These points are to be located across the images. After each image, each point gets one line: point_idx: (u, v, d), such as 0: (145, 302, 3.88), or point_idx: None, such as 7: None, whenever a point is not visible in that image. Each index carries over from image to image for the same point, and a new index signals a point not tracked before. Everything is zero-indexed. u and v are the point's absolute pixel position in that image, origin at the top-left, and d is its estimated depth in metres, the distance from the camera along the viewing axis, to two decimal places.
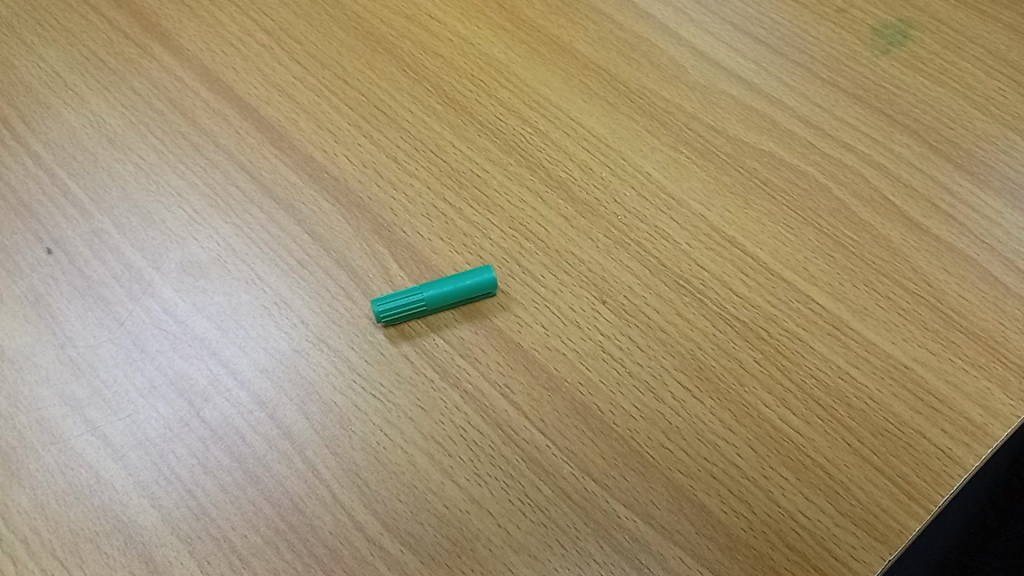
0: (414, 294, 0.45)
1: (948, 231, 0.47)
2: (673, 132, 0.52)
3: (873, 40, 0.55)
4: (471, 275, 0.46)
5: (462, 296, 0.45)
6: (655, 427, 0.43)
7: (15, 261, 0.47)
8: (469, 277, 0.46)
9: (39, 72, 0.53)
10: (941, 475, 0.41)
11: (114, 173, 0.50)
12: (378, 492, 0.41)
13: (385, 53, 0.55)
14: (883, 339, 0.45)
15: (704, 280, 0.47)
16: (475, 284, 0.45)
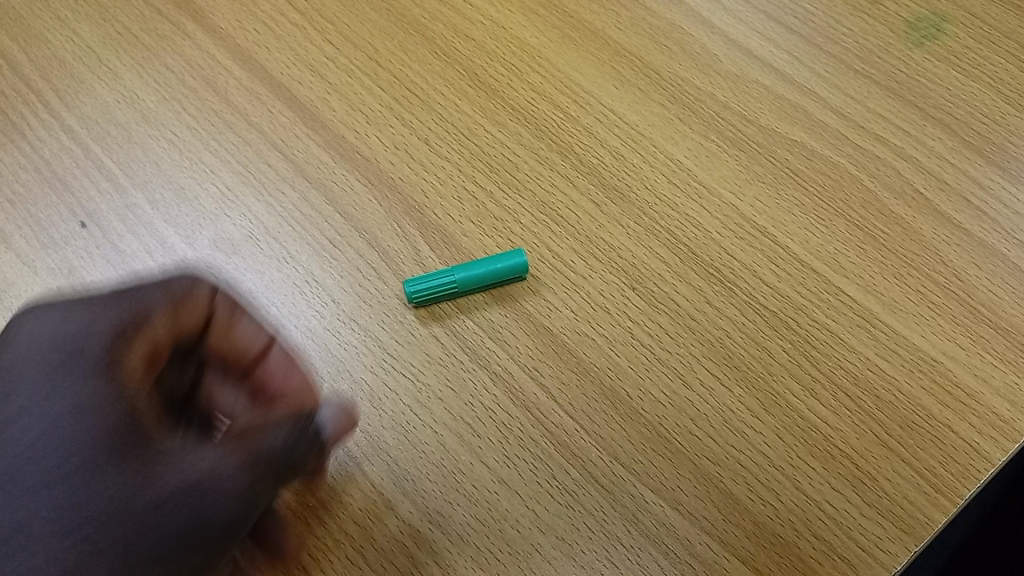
0: (446, 275, 0.45)
1: (978, 226, 0.47)
2: (705, 121, 0.51)
3: (907, 33, 0.54)
4: (502, 258, 0.46)
5: (493, 278, 0.46)
6: (683, 414, 0.43)
7: (49, 233, 0.48)
8: (499, 260, 0.46)
9: (74, 48, 0.54)
10: (968, 468, 0.41)
11: (147, 148, 0.51)
12: (409, 471, 0.42)
13: (417, 36, 0.55)
14: (913, 332, 0.45)
15: (735, 269, 0.47)
16: (506, 267, 0.46)
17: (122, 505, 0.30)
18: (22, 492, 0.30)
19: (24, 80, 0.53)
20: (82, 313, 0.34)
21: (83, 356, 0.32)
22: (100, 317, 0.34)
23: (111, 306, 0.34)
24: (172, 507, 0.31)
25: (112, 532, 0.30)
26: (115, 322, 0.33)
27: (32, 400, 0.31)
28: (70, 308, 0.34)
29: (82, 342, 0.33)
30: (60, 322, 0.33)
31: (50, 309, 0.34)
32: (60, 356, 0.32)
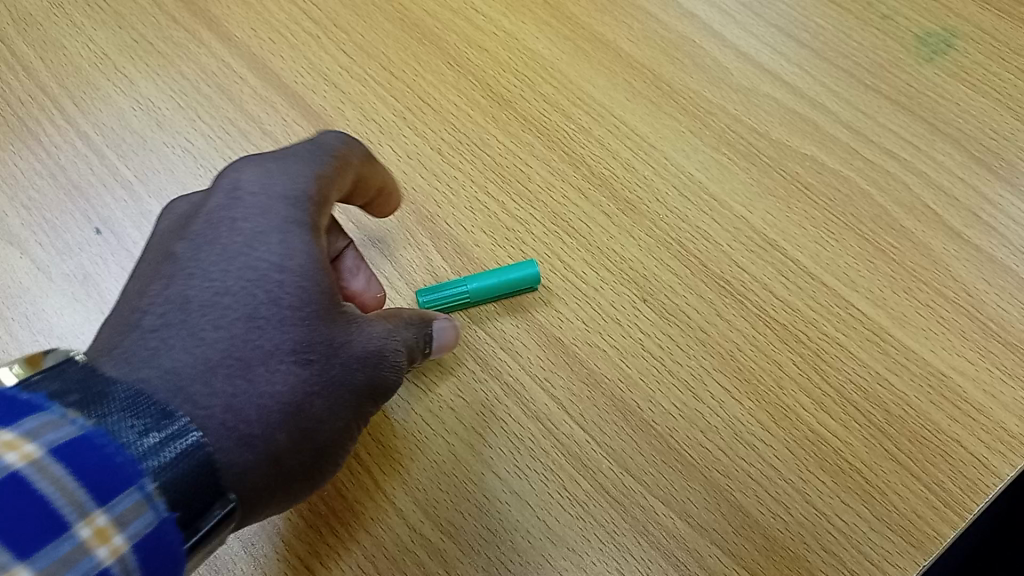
0: (458, 285, 0.46)
1: (988, 242, 0.47)
2: (716, 134, 0.51)
3: (916, 48, 0.54)
4: (514, 269, 0.46)
5: (505, 289, 0.46)
6: (694, 427, 0.43)
7: (65, 240, 0.49)
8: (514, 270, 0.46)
9: (90, 54, 0.54)
10: (976, 483, 0.41)
11: (162, 156, 0.51)
12: (420, 481, 0.42)
13: (430, 46, 0.55)
14: (922, 347, 0.45)
15: (745, 282, 0.47)
16: (517, 278, 0.46)
17: (330, 347, 0.36)
18: (259, 323, 0.35)
19: (40, 86, 0.53)
20: (288, 169, 0.39)
21: (294, 214, 0.38)
22: (300, 180, 0.39)
23: (310, 178, 0.39)
24: (358, 358, 0.37)
25: (326, 371, 0.36)
26: (309, 191, 0.39)
27: (251, 253, 0.36)
28: (276, 164, 0.39)
29: (294, 202, 0.38)
30: (267, 183, 0.38)
31: (253, 164, 0.39)
32: (276, 210, 0.37)
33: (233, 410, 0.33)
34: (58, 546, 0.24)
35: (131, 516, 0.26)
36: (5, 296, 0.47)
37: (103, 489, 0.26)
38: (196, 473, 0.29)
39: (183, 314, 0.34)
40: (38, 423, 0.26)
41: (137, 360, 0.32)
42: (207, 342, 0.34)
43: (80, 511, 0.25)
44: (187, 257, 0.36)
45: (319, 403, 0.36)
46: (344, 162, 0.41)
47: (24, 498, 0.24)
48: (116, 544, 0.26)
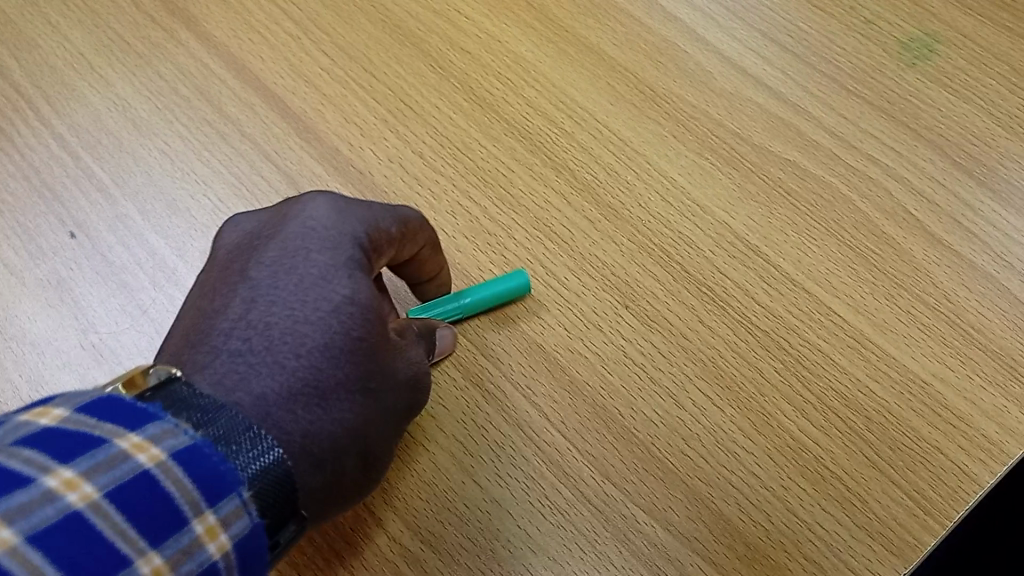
0: (451, 300, 0.45)
1: (968, 248, 0.48)
2: (699, 138, 0.51)
3: (899, 53, 0.54)
4: (504, 280, 0.46)
5: (497, 300, 0.46)
6: (676, 434, 0.43)
7: (38, 243, 0.48)
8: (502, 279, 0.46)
9: (65, 54, 0.54)
10: (956, 490, 0.41)
11: (138, 158, 0.51)
12: (400, 490, 0.42)
13: (412, 48, 0.54)
14: (903, 354, 0.45)
15: (727, 288, 0.47)
16: (508, 288, 0.46)
17: (388, 375, 0.35)
18: (331, 354, 0.33)
19: (14, 86, 0.52)
20: (353, 211, 0.37)
21: (358, 255, 0.36)
22: (364, 221, 0.37)
23: (372, 220, 0.37)
24: (407, 384, 0.37)
25: (382, 400, 0.35)
26: (370, 236, 0.37)
27: (325, 286, 0.34)
28: (339, 203, 0.37)
29: (357, 242, 0.36)
30: (333, 220, 0.36)
31: (321, 201, 0.37)
32: (343, 250, 0.35)
33: (310, 437, 0.31)
34: (180, 542, 0.25)
35: (238, 521, 0.27)
36: None
37: (221, 492, 0.26)
38: (290, 487, 0.29)
39: (257, 344, 0.32)
40: (158, 427, 0.26)
41: (219, 387, 0.30)
42: (280, 377, 0.31)
43: (198, 509, 0.25)
44: (258, 286, 0.34)
45: (375, 429, 0.35)
46: (400, 213, 0.39)
47: (149, 494, 0.25)
48: (225, 546, 0.26)
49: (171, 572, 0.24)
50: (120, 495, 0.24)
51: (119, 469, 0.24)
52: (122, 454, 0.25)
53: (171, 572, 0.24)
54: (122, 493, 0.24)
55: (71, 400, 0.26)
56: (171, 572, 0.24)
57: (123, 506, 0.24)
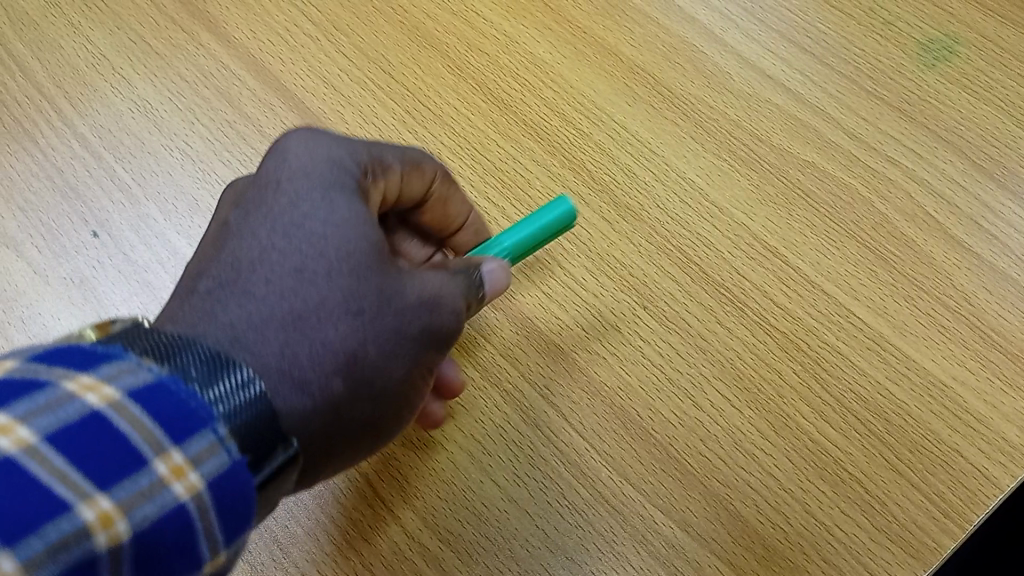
0: (495, 244, 0.44)
1: (989, 251, 0.47)
2: (717, 139, 0.51)
3: (918, 54, 0.53)
4: (545, 212, 0.45)
5: (541, 234, 0.44)
6: (694, 435, 0.43)
7: (61, 242, 0.49)
8: (544, 209, 0.45)
9: (87, 55, 0.54)
10: (977, 494, 0.41)
11: (160, 158, 0.51)
12: (419, 489, 0.42)
13: (430, 49, 0.55)
14: (923, 357, 0.45)
15: (745, 290, 0.47)
16: (550, 221, 0.44)
17: (382, 297, 0.35)
18: (309, 277, 0.34)
19: (37, 87, 0.53)
20: (342, 141, 0.38)
21: (347, 180, 0.37)
22: (353, 152, 0.38)
23: (364, 150, 0.39)
24: (415, 309, 0.36)
25: (379, 321, 0.34)
26: (361, 163, 0.38)
27: (308, 213, 0.35)
28: (330, 134, 0.39)
29: (346, 168, 0.37)
30: (321, 146, 0.37)
31: (311, 132, 0.38)
32: (329, 176, 0.36)
33: (285, 358, 0.32)
34: (137, 480, 0.26)
35: (208, 455, 0.28)
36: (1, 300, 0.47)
37: (181, 427, 0.27)
38: (267, 414, 0.30)
39: (239, 271, 0.33)
40: (117, 363, 0.28)
41: (200, 315, 0.32)
42: (258, 299, 0.33)
43: (157, 447, 0.27)
44: (246, 220, 0.35)
45: (372, 351, 0.34)
46: (401, 150, 0.41)
47: (100, 433, 0.26)
48: (192, 480, 0.27)
49: (127, 507, 0.26)
50: (68, 435, 0.26)
51: (68, 409, 0.26)
52: (73, 394, 0.26)
53: (126, 508, 0.26)
54: (68, 434, 0.26)
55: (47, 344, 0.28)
56: (127, 507, 0.26)
57: (69, 447, 0.26)
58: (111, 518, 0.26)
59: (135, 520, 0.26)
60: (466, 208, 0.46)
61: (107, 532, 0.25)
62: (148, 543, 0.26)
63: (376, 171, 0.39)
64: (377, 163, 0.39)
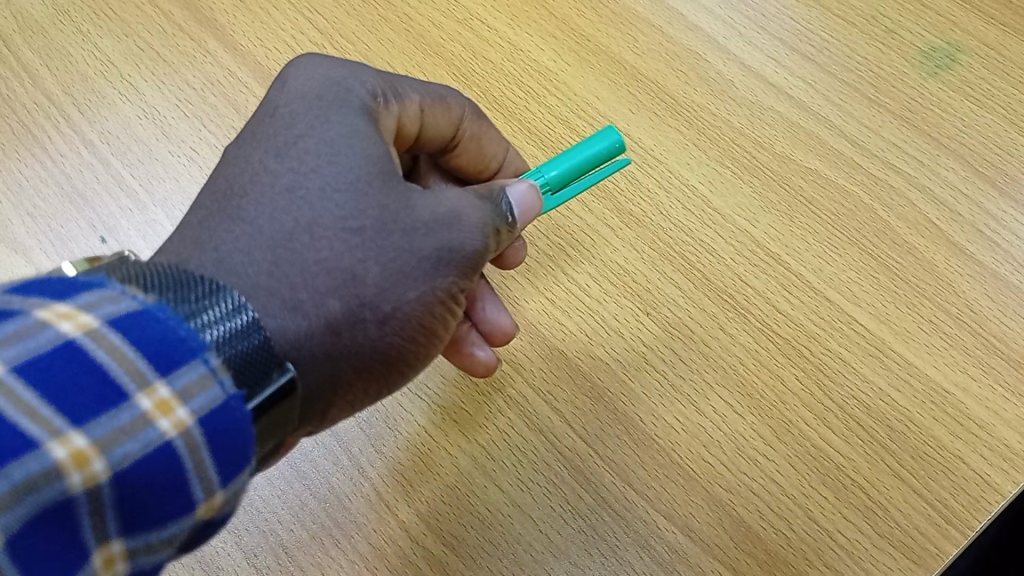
0: (536, 176, 0.44)
1: (991, 258, 0.48)
2: (720, 147, 0.51)
3: (920, 62, 0.54)
4: (589, 146, 0.44)
5: (584, 168, 0.44)
6: (697, 441, 0.43)
7: (70, 248, 0.49)
8: (586, 141, 0.44)
9: (96, 62, 0.55)
10: (978, 500, 0.41)
11: (167, 165, 0.52)
12: (423, 493, 0.43)
13: (435, 56, 0.55)
14: (925, 363, 0.45)
15: (748, 296, 0.47)
16: (593, 154, 0.44)
17: (384, 216, 0.34)
18: (306, 196, 0.34)
19: (46, 94, 0.53)
20: (352, 67, 0.39)
21: (352, 102, 0.38)
22: (363, 77, 0.39)
23: (377, 76, 0.40)
24: (423, 227, 0.35)
25: (380, 240, 0.34)
26: (371, 88, 0.39)
27: (310, 135, 0.36)
28: (345, 61, 0.40)
29: (353, 91, 0.38)
30: (328, 71, 0.38)
31: (324, 58, 0.40)
32: (334, 97, 0.37)
33: (276, 277, 0.33)
34: (116, 415, 0.26)
35: (194, 390, 0.27)
36: None
37: (164, 361, 0.27)
38: (255, 349, 0.30)
39: (241, 192, 0.34)
40: (96, 296, 0.27)
41: (196, 243, 0.33)
42: (253, 220, 0.34)
43: (139, 380, 0.26)
44: (253, 140, 0.36)
45: (374, 269, 0.34)
46: (427, 87, 0.43)
47: (77, 368, 0.26)
48: (179, 415, 0.27)
49: (106, 443, 0.25)
50: (42, 368, 0.25)
51: (43, 341, 0.26)
52: (48, 326, 0.26)
53: (106, 444, 0.25)
54: (41, 368, 0.25)
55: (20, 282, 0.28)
56: (105, 444, 0.25)
57: (43, 381, 0.25)
58: (88, 455, 0.25)
59: (115, 457, 0.26)
60: (502, 149, 0.47)
61: (83, 466, 0.25)
62: (132, 480, 0.26)
63: (395, 103, 0.40)
64: (394, 93, 0.40)
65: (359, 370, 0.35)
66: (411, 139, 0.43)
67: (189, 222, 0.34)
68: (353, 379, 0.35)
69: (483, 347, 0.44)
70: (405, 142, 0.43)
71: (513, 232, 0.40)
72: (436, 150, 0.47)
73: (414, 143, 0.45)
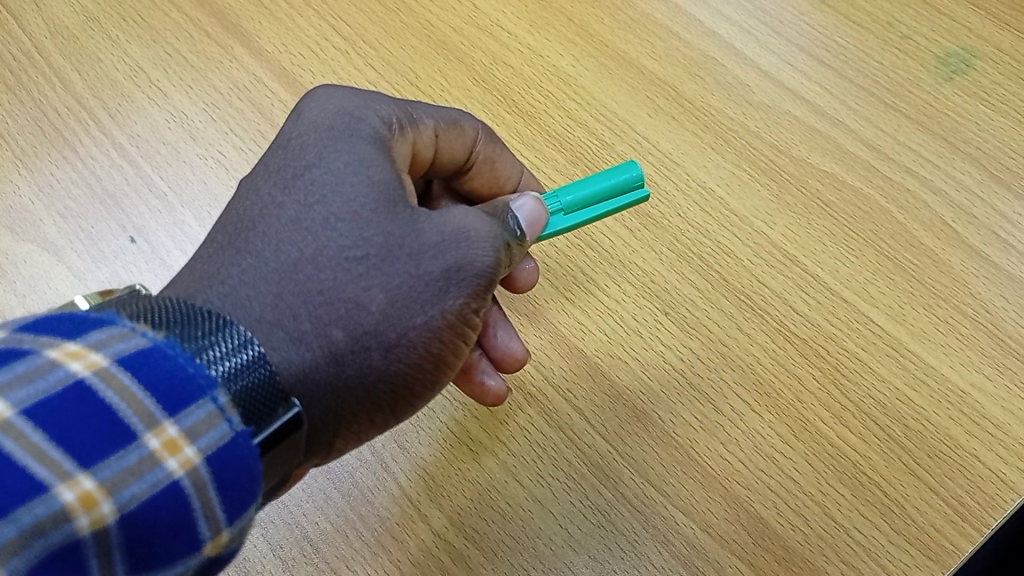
0: (552, 198, 0.44)
1: (1006, 259, 0.48)
2: (737, 150, 0.52)
3: (936, 67, 0.54)
4: (608, 176, 0.44)
5: (602, 198, 0.44)
6: (715, 439, 0.44)
7: (100, 247, 0.50)
8: (606, 173, 0.45)
9: (125, 67, 0.56)
10: (995, 498, 0.42)
11: (195, 167, 0.53)
12: (445, 488, 0.43)
13: (456, 62, 0.56)
14: (941, 363, 0.45)
15: (766, 297, 0.48)
16: (611, 185, 0.44)
17: (390, 242, 0.35)
18: (311, 227, 0.34)
19: (76, 98, 0.55)
20: (365, 96, 0.40)
21: (363, 131, 0.38)
22: (376, 106, 0.39)
23: (391, 104, 0.40)
24: (431, 250, 0.35)
25: (386, 266, 0.34)
26: (385, 116, 0.39)
27: (318, 164, 0.36)
28: (358, 91, 0.40)
29: (364, 120, 0.38)
30: (340, 101, 0.39)
31: (337, 89, 0.40)
32: (345, 127, 0.38)
33: (280, 309, 0.33)
34: (124, 456, 0.27)
35: (201, 429, 0.28)
36: (41, 302, 0.49)
37: (172, 401, 0.28)
38: (262, 383, 0.30)
39: (248, 224, 0.35)
40: (108, 334, 0.28)
41: (205, 276, 0.34)
42: (259, 252, 0.34)
43: (146, 421, 0.27)
44: (264, 170, 0.37)
45: (379, 296, 0.34)
46: (441, 112, 0.44)
47: (87, 409, 0.27)
48: (185, 455, 0.28)
49: (113, 484, 0.27)
50: (53, 411, 0.27)
51: (55, 383, 0.27)
52: (59, 368, 0.27)
53: (112, 485, 0.27)
54: (53, 410, 0.27)
55: (38, 317, 0.29)
56: (112, 485, 0.27)
57: (52, 423, 0.27)
58: (95, 496, 0.26)
59: (122, 497, 0.27)
60: (517, 170, 0.48)
61: (90, 509, 0.26)
62: (140, 519, 0.27)
63: (410, 129, 0.41)
64: (409, 120, 0.41)
65: (364, 402, 0.35)
66: (428, 164, 0.44)
67: (200, 255, 0.35)
68: (357, 410, 0.35)
69: (494, 376, 0.44)
70: (421, 168, 0.44)
71: (523, 246, 0.40)
72: (451, 174, 0.47)
73: (430, 168, 0.45)
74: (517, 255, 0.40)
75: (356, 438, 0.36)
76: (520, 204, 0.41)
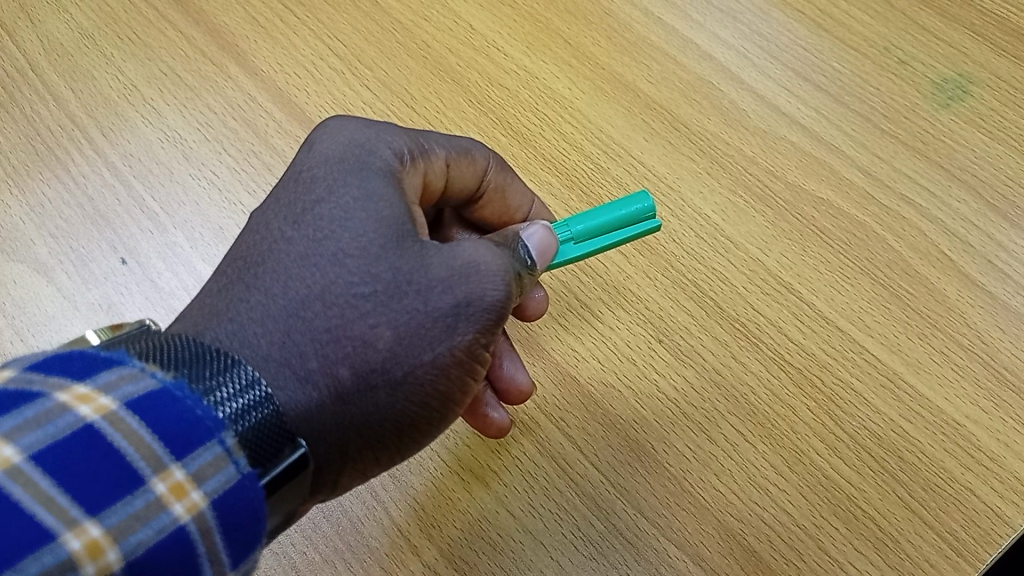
0: (563, 226, 0.44)
1: (1003, 290, 0.48)
2: (732, 175, 0.52)
3: (932, 94, 0.54)
4: (620, 206, 0.44)
5: (614, 226, 0.44)
6: (707, 469, 0.44)
7: (91, 269, 0.50)
8: (618, 203, 0.44)
9: (119, 84, 0.56)
10: (989, 533, 0.41)
11: (188, 189, 0.52)
12: (435, 518, 0.43)
13: (452, 83, 0.56)
14: (937, 395, 0.45)
15: (760, 325, 0.47)
16: (624, 214, 0.44)
17: (398, 278, 0.34)
18: (320, 263, 0.34)
19: (70, 117, 0.55)
20: (377, 127, 0.39)
21: (373, 163, 0.38)
22: (388, 137, 0.39)
23: (403, 135, 0.40)
24: (440, 284, 0.34)
25: (393, 303, 0.34)
26: (396, 148, 0.39)
27: (328, 199, 0.36)
28: (371, 122, 0.40)
29: (376, 153, 0.38)
30: (353, 133, 0.39)
31: (350, 120, 0.40)
32: (356, 160, 0.37)
33: (287, 347, 0.33)
34: (130, 501, 0.27)
35: (207, 472, 0.28)
36: (30, 324, 0.48)
37: (180, 443, 0.28)
38: (268, 422, 0.31)
39: (258, 259, 0.35)
40: (117, 376, 0.28)
41: (212, 312, 0.34)
42: (269, 288, 0.34)
43: (153, 465, 0.27)
44: (275, 203, 0.37)
45: (386, 333, 0.34)
46: (453, 142, 0.43)
47: (94, 453, 0.27)
48: (191, 499, 0.28)
49: (120, 531, 0.26)
50: (59, 456, 0.26)
51: (65, 427, 0.27)
52: (69, 411, 0.27)
53: (119, 531, 0.26)
54: (60, 455, 0.26)
55: (43, 357, 0.29)
56: (119, 531, 0.26)
57: (60, 468, 0.26)
58: (101, 544, 0.26)
59: (128, 544, 0.26)
60: (528, 199, 0.47)
61: (97, 555, 0.26)
62: (146, 566, 0.27)
63: (421, 160, 0.41)
64: (421, 150, 0.41)
65: (367, 442, 0.35)
66: (439, 193, 0.44)
67: (209, 290, 0.35)
68: (362, 450, 0.35)
69: (498, 408, 0.44)
70: (432, 197, 0.44)
71: (534, 275, 0.40)
72: (462, 202, 0.47)
73: (441, 197, 0.45)
74: (528, 284, 0.40)
75: (361, 476, 0.36)
76: (529, 233, 0.40)
